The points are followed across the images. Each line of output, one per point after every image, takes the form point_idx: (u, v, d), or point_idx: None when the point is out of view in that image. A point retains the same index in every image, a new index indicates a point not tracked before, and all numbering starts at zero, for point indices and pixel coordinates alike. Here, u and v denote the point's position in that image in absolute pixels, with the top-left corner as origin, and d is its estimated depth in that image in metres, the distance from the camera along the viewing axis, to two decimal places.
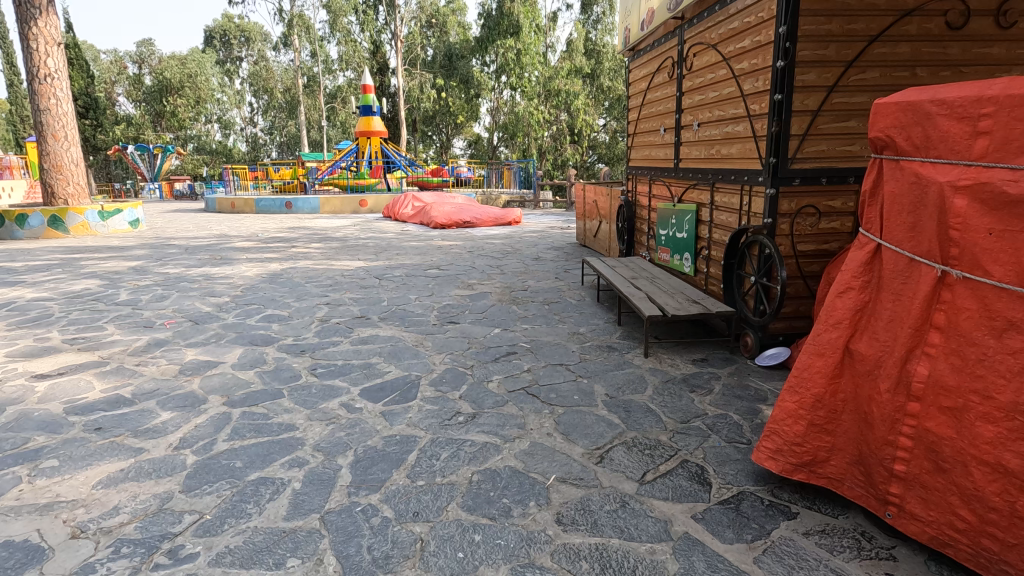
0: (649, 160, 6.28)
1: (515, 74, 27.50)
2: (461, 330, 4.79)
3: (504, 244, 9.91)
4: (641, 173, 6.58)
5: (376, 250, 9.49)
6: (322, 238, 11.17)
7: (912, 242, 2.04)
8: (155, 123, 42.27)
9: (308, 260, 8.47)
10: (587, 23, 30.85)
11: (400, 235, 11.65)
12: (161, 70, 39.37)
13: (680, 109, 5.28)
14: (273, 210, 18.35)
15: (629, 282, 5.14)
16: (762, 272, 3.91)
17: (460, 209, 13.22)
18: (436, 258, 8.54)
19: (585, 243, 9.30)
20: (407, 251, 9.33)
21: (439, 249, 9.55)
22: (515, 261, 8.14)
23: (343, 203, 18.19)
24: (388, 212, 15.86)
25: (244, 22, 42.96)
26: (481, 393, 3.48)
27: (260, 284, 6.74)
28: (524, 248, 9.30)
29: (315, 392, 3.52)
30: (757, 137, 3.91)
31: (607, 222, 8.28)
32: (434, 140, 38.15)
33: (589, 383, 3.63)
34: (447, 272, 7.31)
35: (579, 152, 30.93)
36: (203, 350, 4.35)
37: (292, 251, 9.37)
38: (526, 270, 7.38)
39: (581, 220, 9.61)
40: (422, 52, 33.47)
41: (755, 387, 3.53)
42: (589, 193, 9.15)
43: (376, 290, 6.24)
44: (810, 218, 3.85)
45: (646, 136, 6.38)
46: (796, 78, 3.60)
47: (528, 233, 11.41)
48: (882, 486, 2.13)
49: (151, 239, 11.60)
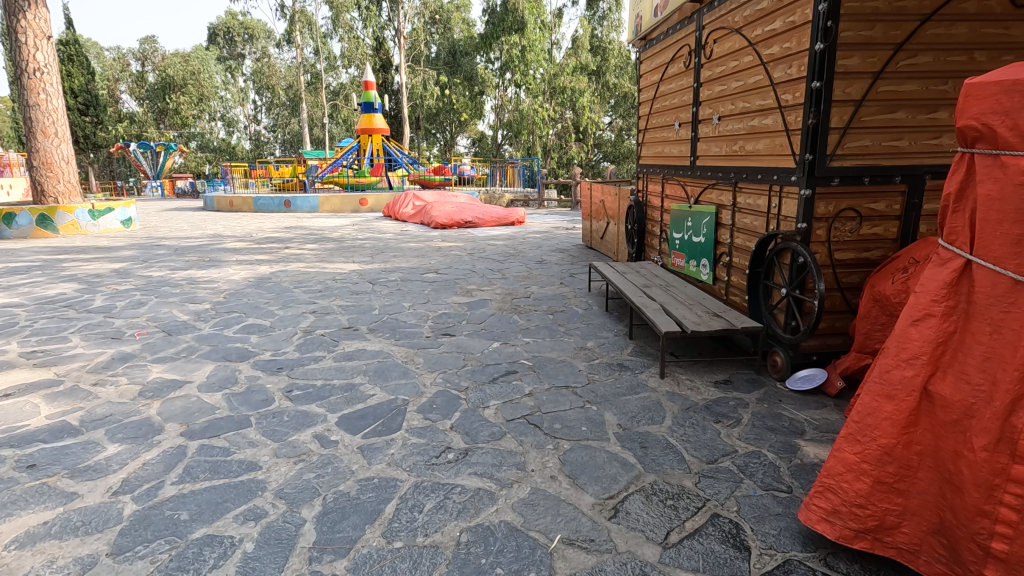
0: (661, 158, 5.83)
1: (520, 71, 27.09)
2: (457, 344, 4.36)
3: (506, 245, 9.49)
4: (652, 171, 6.13)
5: (373, 252, 9.08)
6: (318, 239, 10.77)
7: (1019, 260, 1.58)
8: (158, 121, 42.05)
9: (300, 263, 8.07)
10: (594, 19, 30.31)
11: (399, 236, 11.25)
12: (163, 67, 39.13)
13: (697, 102, 4.83)
14: (272, 209, 17.99)
15: (642, 290, 4.68)
16: (794, 283, 3.46)
17: (461, 208, 12.80)
18: (435, 260, 8.13)
19: (591, 244, 8.86)
20: (405, 253, 8.92)
21: (438, 250, 9.13)
22: (517, 264, 7.71)
23: (343, 202, 17.82)
24: (388, 211, 15.46)
25: (247, 19, 42.63)
26: (475, 423, 3.04)
27: (246, 289, 6.33)
28: (527, 250, 8.87)
29: (287, 420, 3.10)
30: (790, 131, 3.45)
31: (615, 224, 7.83)
32: (438, 138, 37.83)
33: (598, 411, 3.18)
34: (446, 276, 6.88)
35: (584, 150, 30.51)
36: (170, 367, 3.93)
37: (285, 252, 8.97)
38: (529, 274, 6.94)
39: (587, 220, 9.17)
40: (426, 49, 33.06)
41: (789, 417, 3.08)
42: (596, 192, 8.69)
43: (367, 297, 5.81)
44: (850, 222, 3.39)
45: (657, 132, 5.93)
46: (837, 63, 3.14)
47: (532, 234, 10.98)
48: (972, 567, 1.69)
49: (143, 238, 11.24)
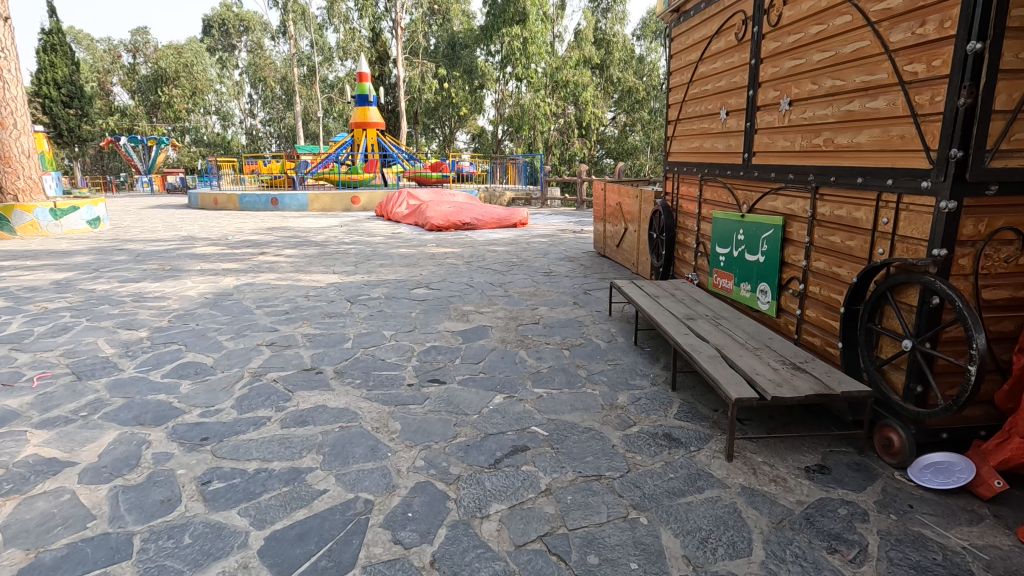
0: (698, 154, 4.80)
1: (521, 64, 26.01)
2: (446, 398, 3.32)
3: (509, 251, 8.46)
4: (686, 170, 5.09)
5: (358, 259, 8.06)
6: (301, 242, 9.74)
7: None
8: (150, 114, 40.92)
9: (273, 273, 7.05)
10: (597, 12, 29.09)
11: (390, 239, 10.22)
12: (155, 60, 38.03)
13: (755, 84, 3.80)
14: (258, 207, 16.94)
15: (686, 327, 3.61)
16: (925, 333, 2.42)
17: (459, 208, 11.73)
18: (428, 271, 7.11)
19: (604, 251, 7.84)
20: (395, 261, 7.89)
21: (433, 258, 8.10)
22: (522, 277, 6.69)
23: (334, 200, 16.76)
24: (381, 211, 14.41)
25: (242, 10, 41.40)
26: (467, 553, 2.02)
27: (199, 310, 5.30)
28: (532, 258, 7.85)
29: (188, 545, 2.06)
30: (920, 117, 2.42)
31: (636, 232, 6.77)
32: (437, 133, 36.98)
33: (649, 527, 2.15)
34: (438, 293, 5.86)
35: (587, 146, 29.48)
36: (57, 435, 2.90)
37: (258, 259, 7.93)
38: (536, 291, 5.92)
39: (598, 224, 8.12)
40: (425, 41, 31.96)
41: (938, 544, 2.05)
42: (611, 193, 7.62)
43: (342, 323, 4.80)
44: (1007, 247, 2.37)
45: (693, 124, 4.88)
46: (1010, 13, 2.11)
47: (537, 238, 9.96)
48: None
49: (108, 241, 10.19)
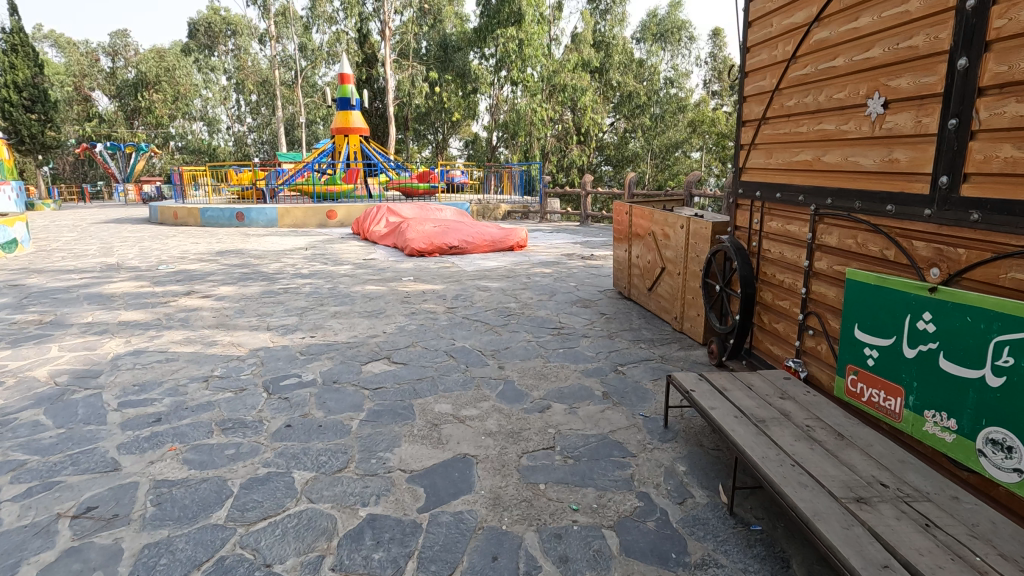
0: (810, 172, 2.99)
1: (516, 68, 24.35)
2: None
3: (503, 291, 6.64)
4: (778, 197, 3.28)
5: (310, 303, 6.24)
6: (248, 275, 7.90)
7: None
8: (130, 120, 39.08)
9: (184, 330, 5.17)
10: (596, 13, 27.47)
11: (358, 269, 8.40)
12: (136, 64, 36.24)
13: (975, 46, 2.00)
14: (221, 223, 15.06)
15: (865, 536, 1.75)
16: None
17: (445, 228, 9.85)
18: (398, 325, 5.28)
19: (629, 293, 6.00)
20: (357, 305, 6.07)
21: (405, 302, 6.26)
22: (523, 337, 4.86)
23: (307, 214, 14.91)
24: (358, 228, 12.59)
25: (227, 13, 39.48)
26: None
27: (20, 415, 3.38)
28: (535, 302, 6.04)
29: None
30: None
31: (678, 275, 4.88)
32: (430, 139, 35.53)
33: None
34: (401, 374, 4.01)
35: (586, 153, 27.80)
36: None
37: (177, 305, 6.06)
38: (546, 369, 4.09)
39: (620, 256, 6.27)
40: (416, 43, 30.23)
41: None
42: (639, 219, 5.76)
43: (232, 453, 2.91)
44: None
45: (798, 125, 3.07)
46: None
47: (539, 267, 8.19)
48: None
49: (13, 270, 8.33)
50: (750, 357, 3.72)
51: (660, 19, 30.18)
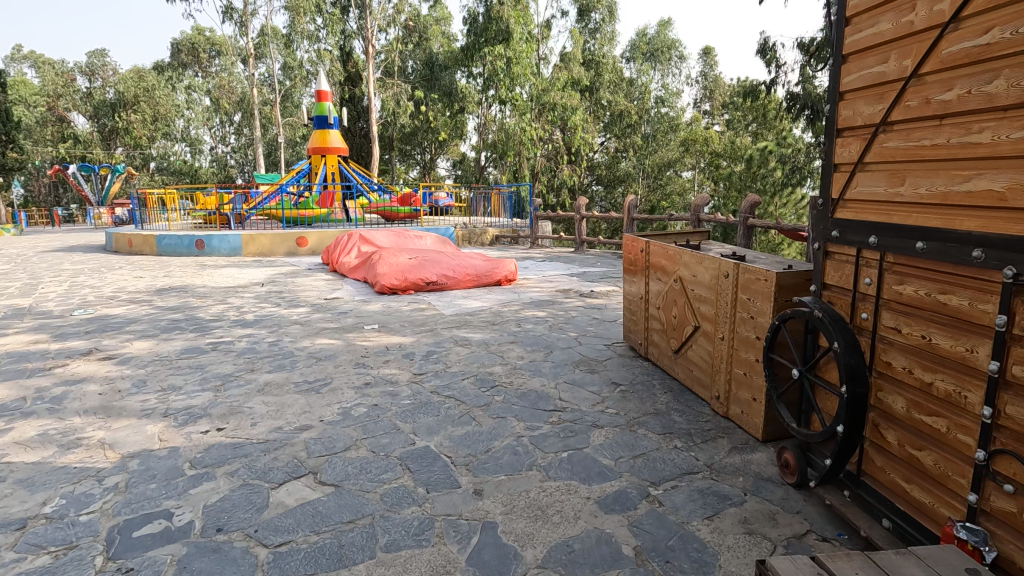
0: (1001, 210, 1.75)
1: (504, 87, 23.54)
2: None
3: (486, 346, 5.32)
4: (920, 248, 2.03)
5: (240, 366, 4.87)
6: (178, 322, 6.52)
7: None
8: (107, 141, 37.72)
9: (44, 420, 3.75)
10: (585, 32, 26.92)
11: (315, 312, 7.05)
12: (114, 84, 35.03)
13: None
14: (178, 251, 13.65)
15: None
16: None
17: (422, 260, 8.54)
18: (346, 407, 3.93)
19: (647, 352, 4.72)
20: (298, 371, 4.71)
21: (360, 363, 4.91)
22: (510, 429, 3.52)
23: (274, 242, 13.57)
24: (328, 258, 11.26)
25: (212, 34, 38.52)
26: None
27: None
28: (526, 365, 4.72)
29: None
30: None
31: (720, 339, 3.61)
32: (417, 159, 34.58)
33: None
34: (325, 513, 2.63)
35: (577, 173, 26.81)
36: None
37: (62, 373, 4.65)
38: (545, 498, 2.73)
39: (634, 302, 4.98)
40: (402, 61, 29.37)
41: None
42: (659, 258, 4.47)
43: None
44: None
45: (970, 128, 1.84)
46: None
47: (530, 309, 6.91)
48: None
49: None
50: (857, 489, 2.43)
51: (649, 38, 29.58)
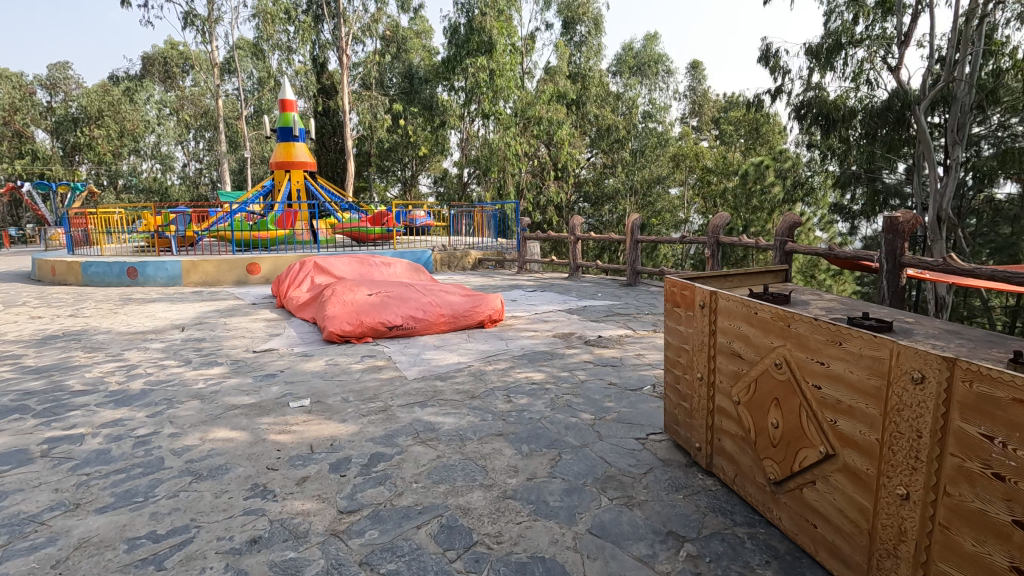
0: None
1: (487, 101, 21.77)
2: None
3: (461, 445, 3.53)
4: None
5: (61, 497, 3.00)
6: (28, 398, 4.62)
7: None
8: (70, 157, 35.48)
9: None
10: (570, 45, 25.70)
11: (231, 374, 5.20)
12: (76, 98, 32.82)
13: None
14: (107, 280, 11.67)
15: None
16: None
17: (384, 296, 6.78)
18: None
19: (713, 461, 3.01)
20: (148, 508, 2.86)
21: (259, 487, 3.08)
22: None
23: (221, 269, 11.70)
24: (277, 289, 9.42)
25: (184, 47, 36.82)
26: None
27: None
28: (521, 495, 2.91)
29: None
30: None
31: (897, 497, 1.89)
32: (397, 176, 32.93)
33: None
34: None
35: (565, 190, 25.30)
36: None
37: None
38: None
39: (684, 375, 3.28)
40: (380, 75, 27.72)
41: None
42: (737, 318, 2.75)
43: None
44: None
45: None
46: None
47: (521, 368, 5.14)
48: None
49: None
50: None
51: (636, 52, 28.43)
